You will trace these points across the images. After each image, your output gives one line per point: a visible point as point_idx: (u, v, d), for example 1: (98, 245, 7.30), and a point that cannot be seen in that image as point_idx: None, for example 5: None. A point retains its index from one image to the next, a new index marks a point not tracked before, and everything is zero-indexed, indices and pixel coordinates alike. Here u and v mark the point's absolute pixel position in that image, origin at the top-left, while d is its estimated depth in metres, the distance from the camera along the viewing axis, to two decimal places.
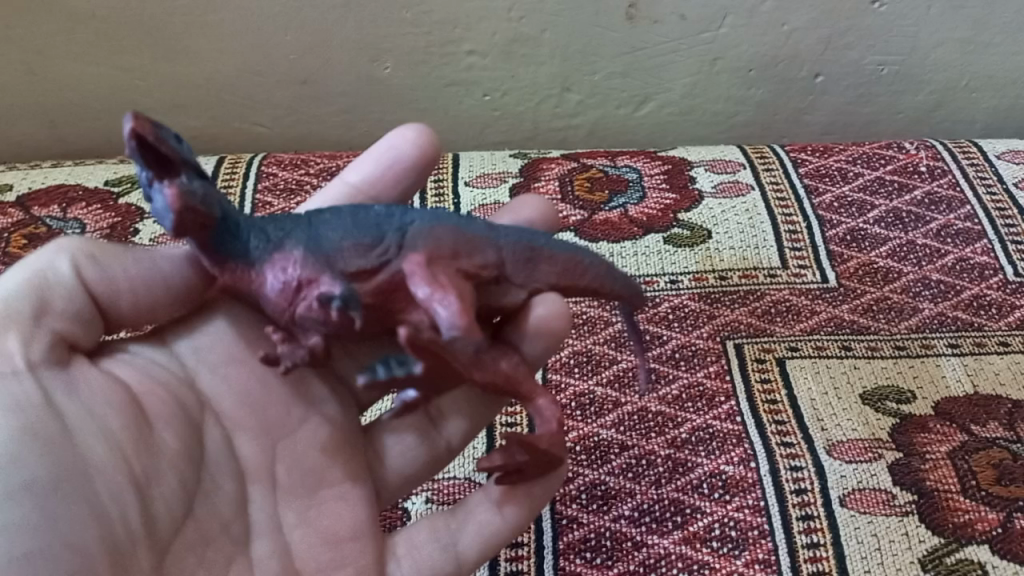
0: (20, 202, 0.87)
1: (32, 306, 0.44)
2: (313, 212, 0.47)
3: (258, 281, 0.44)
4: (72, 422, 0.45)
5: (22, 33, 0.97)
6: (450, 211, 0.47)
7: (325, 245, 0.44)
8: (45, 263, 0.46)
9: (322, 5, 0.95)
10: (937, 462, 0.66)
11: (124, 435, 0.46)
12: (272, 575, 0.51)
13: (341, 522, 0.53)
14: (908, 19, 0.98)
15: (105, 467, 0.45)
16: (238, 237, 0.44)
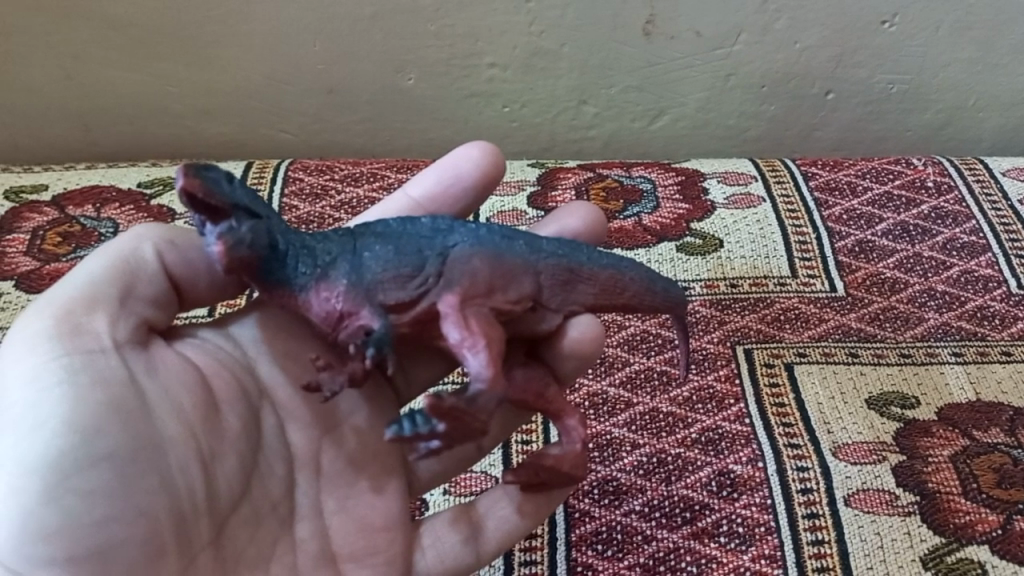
0: (55, 201, 0.91)
1: (115, 290, 0.48)
2: (359, 229, 0.48)
3: (305, 306, 0.46)
4: (149, 399, 0.48)
5: (61, 39, 1.00)
6: (493, 228, 0.49)
7: (367, 276, 0.46)
8: (130, 248, 0.49)
9: (349, 18, 0.98)
10: (939, 465, 0.68)
11: (194, 414, 0.50)
12: (310, 557, 0.55)
13: (375, 513, 0.56)
14: (917, 39, 1.01)
15: (177, 444, 0.48)
16: (286, 265, 0.46)
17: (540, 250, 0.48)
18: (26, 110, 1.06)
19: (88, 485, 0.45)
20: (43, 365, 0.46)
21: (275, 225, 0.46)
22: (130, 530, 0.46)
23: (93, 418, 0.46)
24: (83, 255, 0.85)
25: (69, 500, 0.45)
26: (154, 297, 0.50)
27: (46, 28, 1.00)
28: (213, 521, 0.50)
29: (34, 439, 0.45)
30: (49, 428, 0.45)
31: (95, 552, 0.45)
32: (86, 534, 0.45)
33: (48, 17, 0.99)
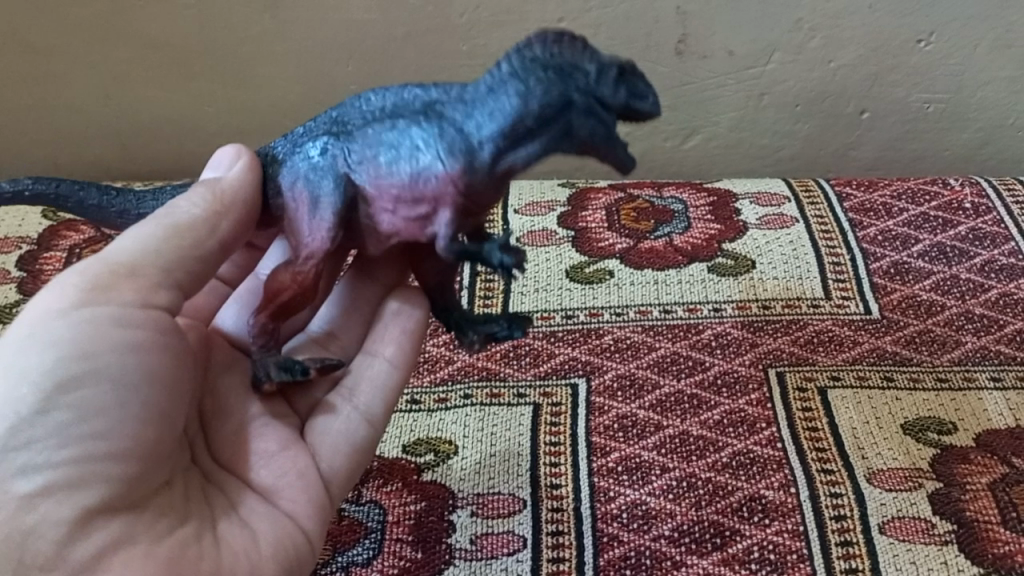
0: (93, 220, 0.94)
1: (131, 260, 0.51)
2: (519, 106, 0.45)
3: (426, 183, 0.46)
4: (115, 374, 0.50)
5: (100, 59, 1.02)
6: (558, 117, 0.45)
7: (402, 162, 0.46)
8: (165, 211, 0.53)
9: (381, 37, 0.99)
10: (977, 492, 0.66)
11: (142, 404, 0.50)
12: (254, 511, 0.55)
13: (288, 466, 0.57)
14: (955, 57, 0.99)
15: (139, 393, 0.50)
16: (461, 136, 0.46)
17: (335, 111, 0.50)
18: (67, 131, 1.08)
19: (67, 416, 0.48)
20: (38, 312, 0.50)
21: (581, 73, 0.45)
22: (91, 473, 0.48)
23: (63, 370, 0.49)
24: None
25: (40, 434, 0.48)
26: (159, 273, 0.52)
27: (86, 48, 1.02)
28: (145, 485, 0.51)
29: (16, 372, 0.49)
30: (32, 363, 0.49)
31: (66, 490, 0.48)
32: (53, 471, 0.48)
33: (89, 38, 1.01)
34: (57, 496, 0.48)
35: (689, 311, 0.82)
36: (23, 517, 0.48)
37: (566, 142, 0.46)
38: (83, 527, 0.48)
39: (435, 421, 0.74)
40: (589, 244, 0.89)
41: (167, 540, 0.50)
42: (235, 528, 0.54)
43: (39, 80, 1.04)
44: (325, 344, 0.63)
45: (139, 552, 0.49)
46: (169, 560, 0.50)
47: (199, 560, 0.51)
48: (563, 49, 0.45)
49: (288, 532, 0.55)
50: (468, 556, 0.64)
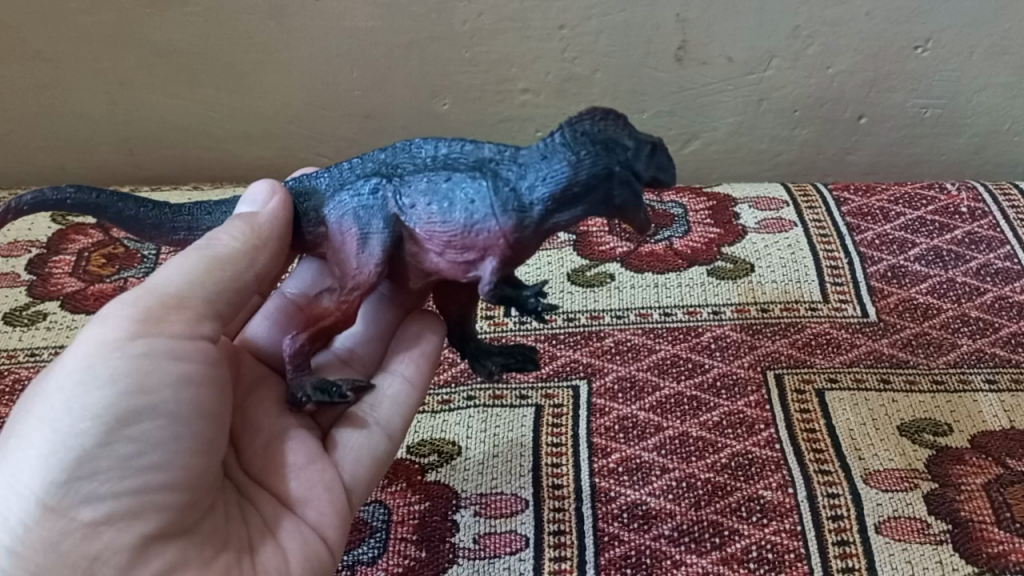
0: (100, 224, 0.95)
1: (178, 291, 0.52)
2: (569, 172, 0.46)
3: (481, 235, 0.47)
4: (170, 406, 0.50)
5: (108, 66, 1.04)
6: (603, 185, 0.46)
7: (455, 210, 0.47)
8: (205, 242, 0.53)
9: (385, 44, 1.00)
10: (972, 493, 0.68)
11: (194, 434, 0.51)
12: (280, 525, 0.56)
13: (313, 480, 0.58)
14: (952, 63, 1.01)
15: (192, 426, 0.51)
16: (515, 195, 0.46)
17: (389, 156, 0.51)
18: (76, 136, 1.09)
19: (129, 450, 0.49)
20: (92, 341, 0.50)
21: (623, 147, 0.47)
22: (150, 505, 0.49)
23: (121, 405, 0.49)
24: (126, 276, 0.88)
25: (103, 467, 0.48)
26: (205, 304, 0.52)
27: (95, 55, 1.03)
28: (195, 512, 0.52)
29: (76, 405, 0.49)
30: (93, 398, 0.49)
31: (125, 519, 0.49)
32: (115, 502, 0.49)
33: (96, 46, 1.02)
34: (120, 525, 0.49)
35: (689, 314, 0.83)
36: (87, 545, 0.48)
37: (604, 208, 0.47)
38: (142, 555, 0.49)
39: (439, 423, 0.75)
40: (590, 248, 0.91)
41: (216, 565, 0.52)
42: (268, 543, 0.55)
43: (47, 86, 1.06)
44: (348, 361, 0.63)
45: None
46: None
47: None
48: (608, 125, 0.47)
49: (312, 544, 0.56)
50: (471, 554, 0.65)
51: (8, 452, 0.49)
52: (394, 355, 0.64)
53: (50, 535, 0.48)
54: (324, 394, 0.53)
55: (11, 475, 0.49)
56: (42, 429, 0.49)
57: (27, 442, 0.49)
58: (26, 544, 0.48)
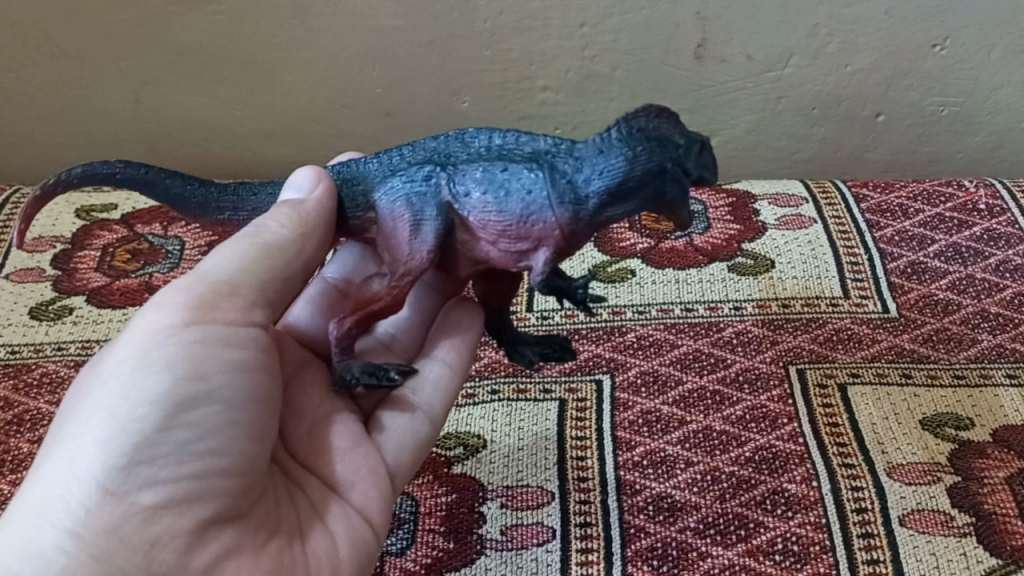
0: (124, 220, 0.96)
1: (230, 279, 0.53)
2: (625, 168, 0.47)
3: (537, 224, 0.48)
4: (224, 392, 0.52)
5: (131, 64, 1.05)
6: (655, 181, 0.47)
7: (512, 200, 0.48)
8: (251, 231, 0.54)
9: (406, 42, 1.01)
10: (995, 486, 0.68)
11: (247, 419, 0.53)
12: (327, 508, 0.58)
13: (358, 465, 0.59)
14: (969, 62, 1.01)
15: (246, 412, 0.53)
16: (571, 188, 0.47)
17: (441, 146, 0.52)
18: (99, 133, 1.10)
19: (188, 435, 0.50)
20: (149, 329, 0.51)
21: (675, 144, 0.48)
22: (207, 489, 0.50)
23: (180, 390, 0.50)
24: (151, 272, 0.89)
25: (163, 451, 0.49)
26: (252, 292, 0.54)
27: (119, 53, 1.04)
28: (248, 498, 0.53)
29: (136, 390, 0.49)
30: (152, 383, 0.50)
31: (184, 504, 0.50)
32: (174, 486, 0.49)
33: (120, 44, 1.03)
34: (179, 509, 0.49)
35: (710, 309, 0.84)
36: (147, 528, 0.49)
37: (655, 204, 0.48)
38: (200, 540, 0.50)
39: (464, 416, 0.76)
40: (611, 244, 0.91)
41: (268, 548, 0.53)
42: (317, 528, 0.57)
43: (71, 84, 1.07)
44: (390, 347, 0.64)
45: (248, 563, 0.52)
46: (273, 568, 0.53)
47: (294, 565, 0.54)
48: (662, 123, 0.48)
49: (358, 527, 0.58)
50: (499, 546, 0.66)
51: (65, 436, 0.50)
52: (434, 341, 0.65)
53: (110, 520, 0.48)
54: (371, 376, 0.54)
55: (69, 461, 0.49)
56: (100, 414, 0.49)
57: (83, 426, 0.49)
58: (84, 531, 0.48)
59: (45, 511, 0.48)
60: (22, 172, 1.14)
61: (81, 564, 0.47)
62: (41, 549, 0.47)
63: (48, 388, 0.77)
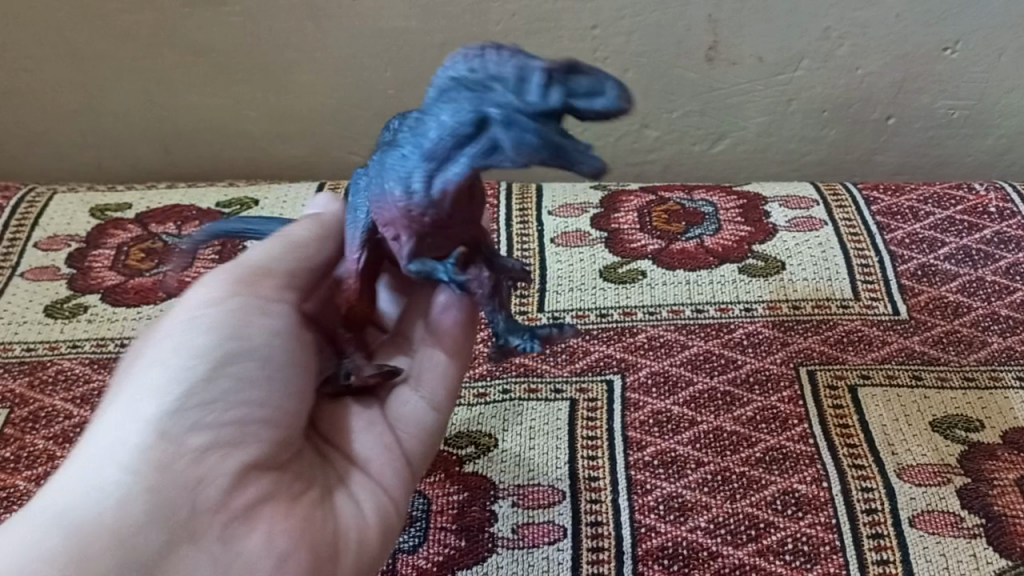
0: (139, 219, 0.97)
1: (266, 265, 0.60)
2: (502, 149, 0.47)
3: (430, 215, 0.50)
4: (267, 353, 0.57)
5: (146, 64, 1.06)
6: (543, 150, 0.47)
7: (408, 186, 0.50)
8: (282, 233, 0.62)
9: (419, 44, 1.02)
10: (1005, 488, 0.69)
11: (289, 380, 0.58)
12: (350, 481, 0.61)
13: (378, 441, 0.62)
14: (980, 65, 1.01)
15: (287, 373, 0.58)
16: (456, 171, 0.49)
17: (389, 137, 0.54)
18: (114, 133, 1.11)
19: (233, 385, 0.55)
20: (200, 299, 0.57)
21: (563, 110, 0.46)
22: (248, 436, 0.55)
23: (228, 347, 0.55)
24: (165, 271, 0.90)
25: (209, 398, 0.54)
26: (287, 276, 0.60)
27: (135, 53, 1.05)
28: (285, 452, 0.58)
29: (185, 346, 0.55)
30: (201, 339, 0.55)
31: (230, 447, 0.54)
32: (223, 429, 0.54)
33: (135, 43, 1.04)
34: (223, 454, 0.54)
35: (721, 311, 0.84)
36: (194, 469, 0.53)
37: None
38: (241, 484, 0.55)
39: (475, 416, 0.76)
40: (621, 245, 0.92)
41: (297, 504, 0.57)
42: (342, 494, 0.60)
43: (86, 83, 1.08)
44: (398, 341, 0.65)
45: (282, 509, 0.56)
46: (304, 520, 0.57)
47: (321, 523, 0.57)
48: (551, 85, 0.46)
49: (378, 498, 0.61)
50: (510, 544, 0.66)
51: (122, 388, 0.55)
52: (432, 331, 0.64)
53: (161, 460, 0.52)
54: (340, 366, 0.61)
55: (128, 405, 0.53)
56: (155, 366, 0.54)
57: (141, 378, 0.54)
58: (140, 467, 0.52)
59: (100, 452, 0.52)
60: (36, 171, 1.15)
61: (136, 496, 0.51)
62: (96, 483, 0.51)
63: (62, 386, 0.78)
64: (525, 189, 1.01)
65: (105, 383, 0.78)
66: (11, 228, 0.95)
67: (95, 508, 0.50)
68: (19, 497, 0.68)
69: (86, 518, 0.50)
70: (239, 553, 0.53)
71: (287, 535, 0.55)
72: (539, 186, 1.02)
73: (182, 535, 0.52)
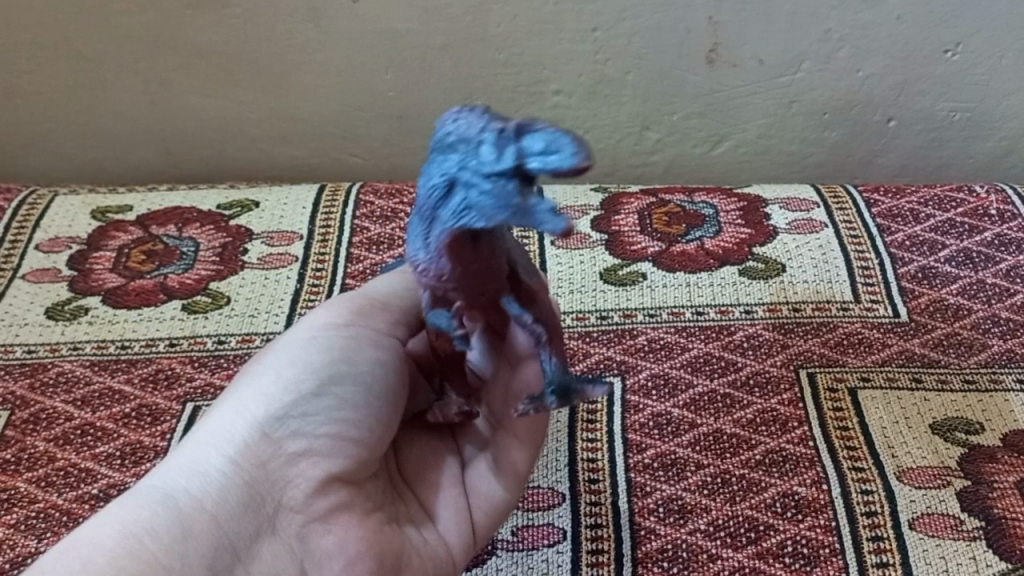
0: (140, 221, 0.97)
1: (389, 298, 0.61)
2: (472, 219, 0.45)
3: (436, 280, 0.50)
4: (368, 378, 0.57)
5: (147, 66, 1.06)
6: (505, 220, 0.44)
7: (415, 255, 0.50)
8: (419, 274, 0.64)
9: (421, 46, 1.02)
10: (1005, 490, 0.68)
11: (387, 405, 0.58)
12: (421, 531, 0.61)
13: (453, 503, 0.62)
14: (981, 67, 1.01)
15: (386, 401, 0.58)
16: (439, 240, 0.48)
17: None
18: (115, 135, 1.12)
19: (332, 404, 0.56)
20: (322, 317, 0.59)
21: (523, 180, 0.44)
22: (338, 453, 0.56)
23: (333, 366, 0.57)
24: (166, 272, 0.90)
25: (310, 411, 0.56)
26: (403, 311, 0.61)
27: (137, 56, 1.05)
28: (372, 472, 0.59)
29: (298, 358, 0.57)
30: (314, 355, 0.57)
31: (319, 459, 0.56)
32: (316, 440, 0.56)
33: (137, 45, 1.04)
34: (314, 464, 0.56)
35: (721, 313, 0.84)
36: (284, 470, 0.56)
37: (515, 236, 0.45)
38: (322, 495, 0.56)
39: None
40: (622, 247, 0.92)
41: (373, 518, 0.58)
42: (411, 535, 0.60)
43: (88, 85, 1.08)
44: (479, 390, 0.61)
45: (357, 524, 0.57)
46: (377, 535, 0.58)
47: (392, 541, 0.58)
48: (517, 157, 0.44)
49: (441, 550, 0.61)
50: (510, 547, 0.66)
51: (238, 385, 0.58)
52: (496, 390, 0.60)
53: (258, 458, 0.55)
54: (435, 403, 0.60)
55: (239, 402, 0.56)
56: (269, 371, 0.57)
57: (255, 379, 0.57)
58: (240, 461, 0.55)
59: (210, 439, 0.56)
60: (38, 173, 1.15)
61: (232, 486, 0.54)
62: (201, 468, 0.54)
63: (63, 388, 0.78)
64: None
65: (106, 385, 0.78)
66: (12, 230, 0.95)
67: (194, 488, 0.54)
68: (21, 499, 0.69)
69: (184, 496, 0.53)
70: (312, 552, 0.56)
71: (358, 547, 0.57)
72: (540, 188, 1.02)
73: (265, 527, 0.55)
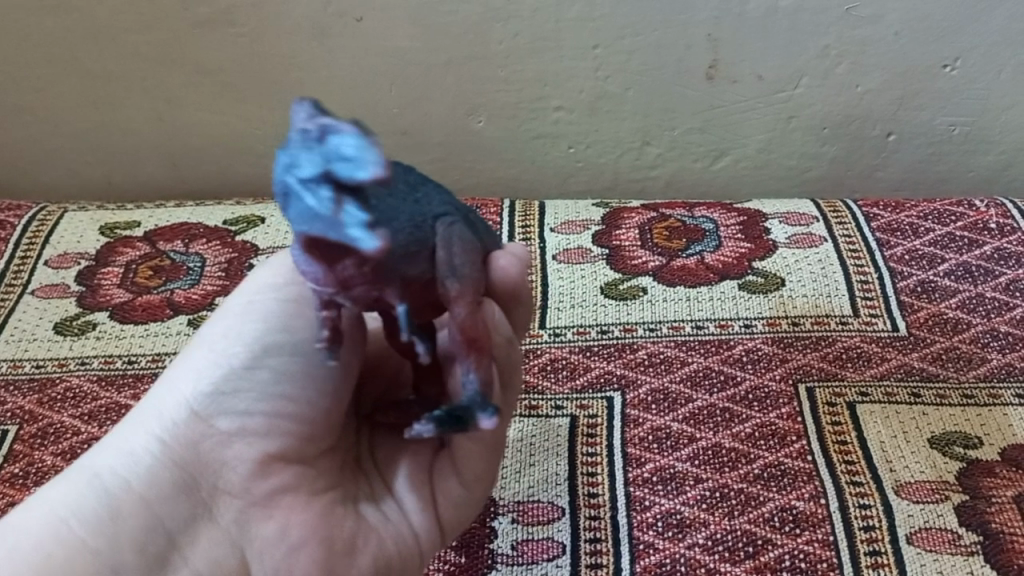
0: (147, 237, 0.99)
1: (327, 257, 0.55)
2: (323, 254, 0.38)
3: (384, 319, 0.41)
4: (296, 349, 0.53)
5: (155, 83, 1.08)
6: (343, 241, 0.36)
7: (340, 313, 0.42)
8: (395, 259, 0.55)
9: (424, 63, 1.03)
10: (1003, 505, 0.68)
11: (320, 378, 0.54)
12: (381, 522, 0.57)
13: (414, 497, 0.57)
14: (980, 82, 1.02)
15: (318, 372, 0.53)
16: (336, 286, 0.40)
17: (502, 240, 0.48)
18: (123, 150, 1.13)
19: (263, 379, 0.53)
20: (256, 284, 0.55)
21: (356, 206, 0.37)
22: (274, 432, 0.54)
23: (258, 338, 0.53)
24: (172, 288, 0.91)
25: (242, 386, 0.54)
26: None
27: (145, 74, 1.07)
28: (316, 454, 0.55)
29: (229, 330, 0.54)
30: (243, 327, 0.54)
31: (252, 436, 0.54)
32: (248, 418, 0.54)
33: (145, 63, 1.06)
34: (249, 443, 0.54)
35: (721, 327, 0.85)
36: (217, 449, 0.54)
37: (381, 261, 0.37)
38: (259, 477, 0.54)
39: None
40: (623, 262, 0.92)
41: (322, 500, 0.55)
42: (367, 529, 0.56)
43: (98, 102, 1.10)
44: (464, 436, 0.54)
45: (297, 508, 0.55)
46: (320, 518, 0.55)
47: (341, 524, 0.55)
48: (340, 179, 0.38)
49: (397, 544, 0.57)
50: (509, 560, 0.67)
51: (178, 360, 0.56)
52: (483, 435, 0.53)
53: (189, 437, 0.54)
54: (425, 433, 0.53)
55: (172, 379, 0.55)
56: (201, 348, 0.55)
57: (190, 356, 0.56)
58: (171, 440, 0.54)
59: (145, 419, 0.55)
60: (48, 188, 1.17)
61: (163, 467, 0.54)
62: (133, 448, 0.54)
63: (71, 402, 0.79)
64: (529, 207, 1.02)
65: (113, 401, 0.79)
66: (22, 245, 0.97)
67: (128, 476, 0.53)
68: None
69: (121, 481, 0.53)
70: (254, 537, 0.55)
71: (299, 531, 0.54)
72: (543, 203, 1.03)
73: (201, 511, 0.54)
